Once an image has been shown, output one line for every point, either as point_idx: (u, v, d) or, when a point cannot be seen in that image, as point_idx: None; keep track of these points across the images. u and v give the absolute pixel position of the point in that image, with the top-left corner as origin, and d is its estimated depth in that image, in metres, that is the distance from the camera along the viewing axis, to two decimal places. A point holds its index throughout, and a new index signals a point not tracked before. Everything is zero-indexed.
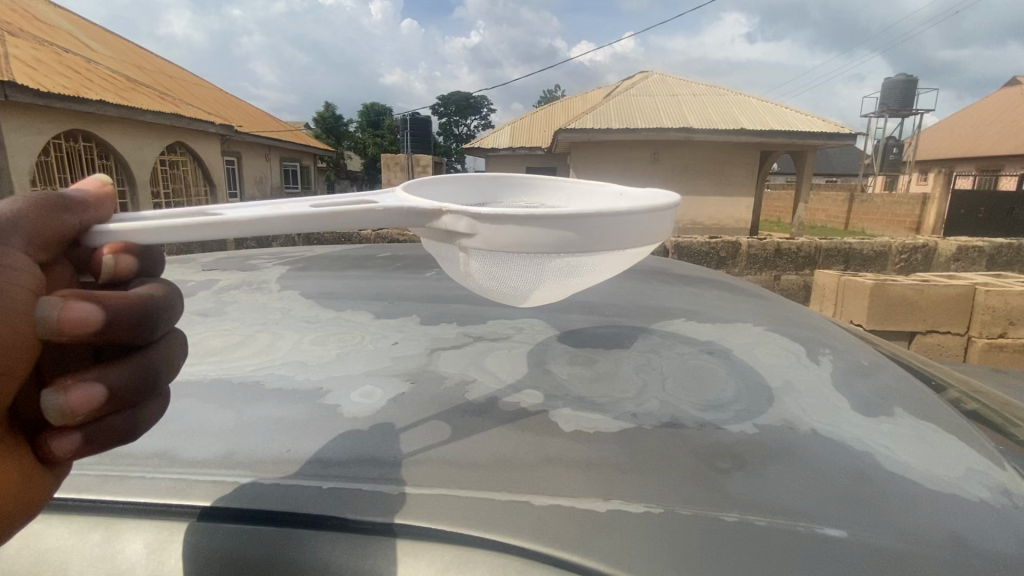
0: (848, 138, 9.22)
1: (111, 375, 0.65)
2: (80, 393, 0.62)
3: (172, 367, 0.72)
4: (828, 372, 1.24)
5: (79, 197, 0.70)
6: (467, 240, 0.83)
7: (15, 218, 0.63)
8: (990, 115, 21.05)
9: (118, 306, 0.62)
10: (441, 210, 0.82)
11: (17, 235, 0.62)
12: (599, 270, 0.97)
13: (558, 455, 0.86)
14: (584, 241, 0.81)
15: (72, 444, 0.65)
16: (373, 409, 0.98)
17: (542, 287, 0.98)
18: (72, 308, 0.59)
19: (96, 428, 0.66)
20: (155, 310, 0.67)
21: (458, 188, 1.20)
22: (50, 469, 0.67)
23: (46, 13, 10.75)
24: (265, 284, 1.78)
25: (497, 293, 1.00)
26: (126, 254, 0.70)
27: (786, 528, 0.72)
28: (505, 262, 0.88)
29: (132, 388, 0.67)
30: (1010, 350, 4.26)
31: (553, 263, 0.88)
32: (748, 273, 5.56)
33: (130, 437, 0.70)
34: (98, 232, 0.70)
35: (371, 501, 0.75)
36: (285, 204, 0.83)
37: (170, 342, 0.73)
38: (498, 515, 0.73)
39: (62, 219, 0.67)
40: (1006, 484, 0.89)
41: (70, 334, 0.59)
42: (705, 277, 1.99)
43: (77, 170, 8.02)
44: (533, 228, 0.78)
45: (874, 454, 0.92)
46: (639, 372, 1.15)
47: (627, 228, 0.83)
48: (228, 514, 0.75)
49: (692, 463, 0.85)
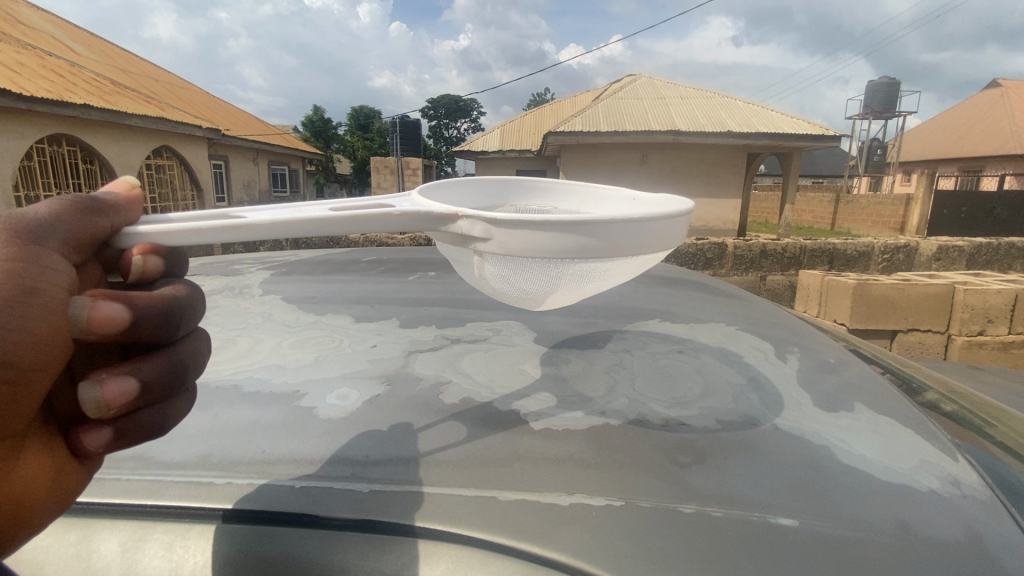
0: (833, 140, 9.37)
1: (143, 368, 0.67)
2: (115, 386, 0.63)
3: (198, 363, 0.74)
4: (793, 370, 1.28)
5: (109, 200, 0.71)
6: (482, 244, 0.86)
7: (51, 221, 0.64)
8: (972, 116, 21.41)
9: (143, 307, 0.64)
10: (457, 215, 0.85)
11: (53, 237, 0.63)
12: (611, 275, 1.00)
13: (527, 452, 0.89)
14: (596, 247, 0.84)
15: (103, 439, 0.68)
16: (348, 410, 1.01)
17: (556, 291, 1.00)
18: (101, 307, 0.61)
19: (123, 425, 0.68)
20: (177, 309, 0.68)
21: (473, 191, 1.22)
22: (80, 463, 0.70)
23: (29, 16, 10.64)
24: (247, 290, 1.79)
25: (509, 296, 1.03)
26: (153, 256, 0.71)
27: (739, 519, 0.76)
28: (518, 266, 0.91)
29: (164, 382, 0.69)
30: (989, 347, 4.36)
31: (568, 269, 0.91)
32: (735, 274, 5.64)
33: (160, 431, 0.72)
34: (127, 235, 0.72)
35: (342, 499, 0.77)
36: (303, 207, 0.85)
37: (195, 340, 0.74)
38: (464, 510, 0.76)
39: (94, 222, 0.68)
40: (956, 476, 0.93)
41: (97, 333, 0.62)
42: (687, 279, 2.03)
43: (60, 175, 7.95)
44: (547, 233, 0.81)
45: (829, 448, 0.96)
46: (610, 372, 1.18)
47: (638, 235, 0.86)
48: (236, 514, 0.76)
49: (653, 457, 0.89)
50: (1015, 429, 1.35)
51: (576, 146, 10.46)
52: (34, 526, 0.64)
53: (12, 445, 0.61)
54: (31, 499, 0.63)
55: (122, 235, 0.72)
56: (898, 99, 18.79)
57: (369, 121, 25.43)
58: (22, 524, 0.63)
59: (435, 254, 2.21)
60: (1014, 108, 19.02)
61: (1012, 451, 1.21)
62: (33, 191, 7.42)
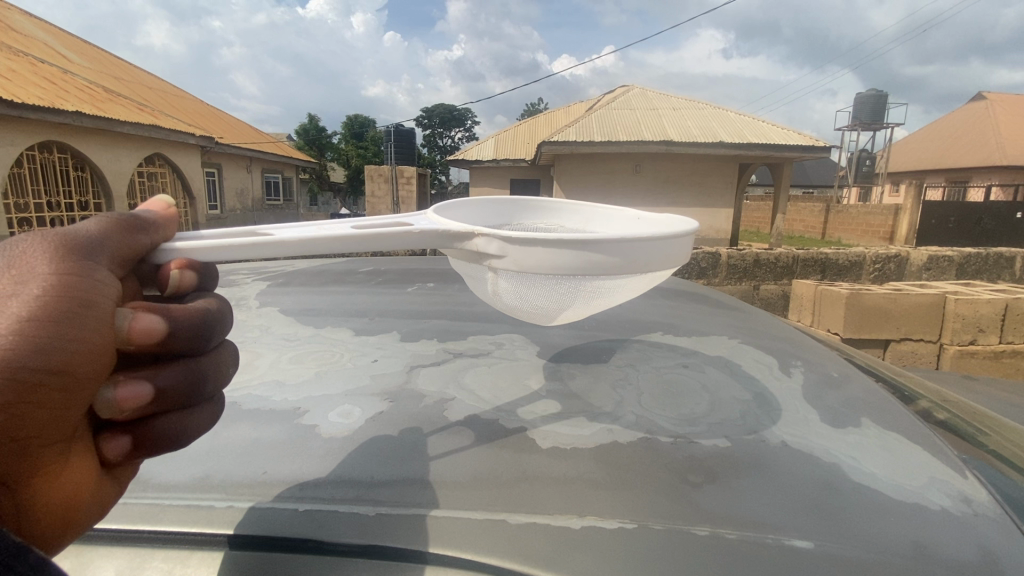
0: (823, 151, 9.48)
1: (161, 375, 0.64)
2: (129, 389, 0.61)
3: (222, 376, 0.72)
4: (798, 385, 1.27)
5: (148, 218, 0.70)
6: (497, 261, 0.85)
7: (100, 238, 0.63)
8: (959, 130, 21.79)
9: (181, 319, 0.63)
10: (473, 233, 0.84)
11: (102, 253, 0.62)
12: (622, 291, 0.99)
13: (535, 471, 0.87)
14: (610, 263, 0.83)
15: (122, 449, 0.65)
16: (351, 429, 0.98)
17: (568, 307, 1.00)
18: (141, 318, 0.60)
19: (147, 431, 0.65)
20: (211, 322, 0.67)
21: (479, 210, 1.21)
22: (112, 475, 0.66)
23: (22, 23, 10.61)
24: (244, 301, 1.76)
25: (522, 311, 1.02)
26: (190, 270, 0.70)
27: (756, 540, 0.74)
28: (534, 283, 0.90)
29: (181, 390, 0.66)
30: (980, 356, 4.38)
31: (581, 285, 0.91)
32: (729, 283, 5.68)
33: (181, 443, 0.68)
34: (164, 250, 0.70)
35: (347, 523, 0.75)
36: (327, 225, 0.85)
37: (222, 353, 0.72)
38: (479, 535, 0.73)
39: (136, 239, 0.67)
40: (966, 493, 0.92)
41: (137, 343, 0.60)
42: (687, 291, 2.02)
43: (50, 182, 7.87)
44: (561, 250, 0.81)
45: (840, 466, 0.94)
46: (616, 387, 1.16)
47: (650, 253, 0.85)
48: (239, 539, 0.74)
49: (664, 476, 0.87)
50: (1006, 438, 1.35)
51: (569, 156, 10.52)
52: (77, 532, 0.62)
53: (61, 451, 0.59)
54: (79, 503, 0.61)
55: (160, 251, 0.70)
56: (886, 111, 19.04)
57: (364, 130, 25.47)
58: (69, 529, 0.61)
59: (435, 264, 2.20)
60: (999, 121, 19.39)
61: (1008, 462, 1.21)
62: (22, 199, 7.34)
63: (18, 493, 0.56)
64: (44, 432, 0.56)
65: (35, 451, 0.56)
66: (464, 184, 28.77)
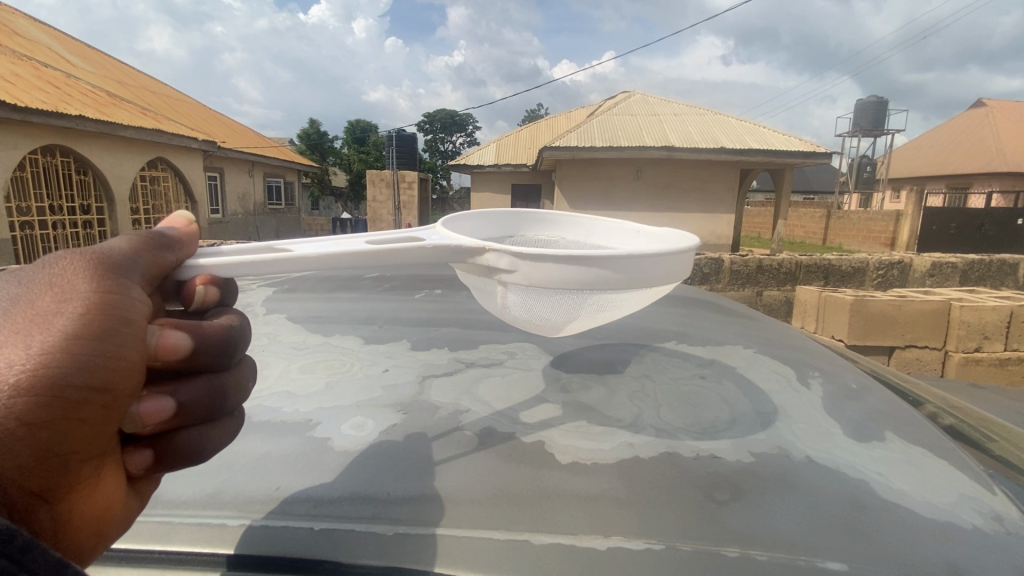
0: (824, 157, 9.47)
1: (182, 389, 0.62)
2: (152, 404, 0.58)
3: (243, 391, 0.69)
4: (818, 397, 1.24)
5: (173, 235, 0.69)
6: (506, 275, 0.83)
7: (131, 256, 0.61)
8: (960, 137, 21.78)
9: (207, 335, 0.61)
10: (484, 248, 0.82)
11: (135, 272, 0.60)
12: (627, 304, 0.97)
13: (556, 489, 0.84)
14: (615, 279, 0.81)
15: (145, 462, 0.62)
16: (364, 442, 0.96)
17: (574, 319, 0.97)
18: (169, 335, 0.58)
19: (171, 445, 0.63)
20: (234, 337, 0.65)
21: (483, 223, 1.19)
22: (135, 489, 0.63)
23: (25, 28, 10.64)
24: (250, 308, 1.74)
25: (531, 325, 0.99)
26: (213, 286, 0.68)
27: (787, 563, 0.72)
28: (544, 295, 0.88)
29: (204, 405, 0.63)
30: (985, 364, 4.34)
31: (585, 298, 0.89)
32: (732, 289, 5.66)
33: (199, 457, 0.65)
34: (188, 267, 0.69)
35: (366, 543, 0.73)
36: (342, 240, 0.83)
37: (242, 368, 0.69)
38: (497, 555, 0.71)
39: (163, 256, 0.65)
40: (998, 511, 0.90)
41: (163, 360, 0.58)
42: (697, 299, 1.99)
43: (54, 187, 7.83)
44: (572, 266, 0.78)
45: (867, 482, 0.92)
46: (634, 398, 1.14)
47: (655, 267, 0.83)
48: (245, 561, 0.72)
49: (688, 493, 0.85)
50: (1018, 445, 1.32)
51: (572, 162, 10.51)
52: (103, 548, 0.59)
53: (95, 466, 0.56)
54: (111, 516, 0.58)
55: (183, 268, 0.69)
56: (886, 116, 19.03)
57: (366, 135, 25.55)
58: (98, 543, 0.58)
59: (442, 270, 2.17)
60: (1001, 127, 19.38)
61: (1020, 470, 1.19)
62: (24, 202, 7.28)
63: (54, 508, 0.53)
64: (82, 447, 0.54)
65: (73, 468, 0.53)
66: (466, 190, 28.85)
